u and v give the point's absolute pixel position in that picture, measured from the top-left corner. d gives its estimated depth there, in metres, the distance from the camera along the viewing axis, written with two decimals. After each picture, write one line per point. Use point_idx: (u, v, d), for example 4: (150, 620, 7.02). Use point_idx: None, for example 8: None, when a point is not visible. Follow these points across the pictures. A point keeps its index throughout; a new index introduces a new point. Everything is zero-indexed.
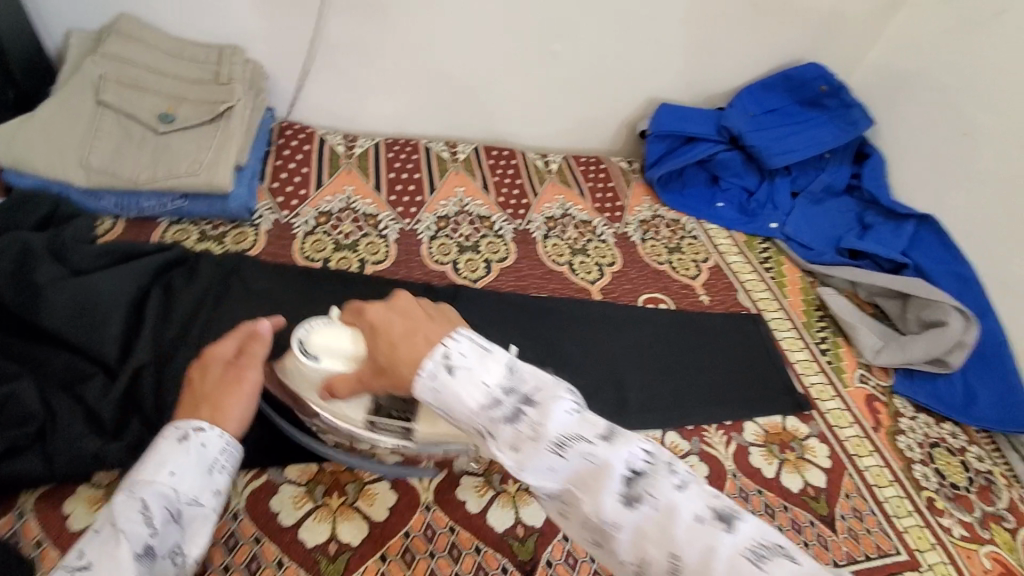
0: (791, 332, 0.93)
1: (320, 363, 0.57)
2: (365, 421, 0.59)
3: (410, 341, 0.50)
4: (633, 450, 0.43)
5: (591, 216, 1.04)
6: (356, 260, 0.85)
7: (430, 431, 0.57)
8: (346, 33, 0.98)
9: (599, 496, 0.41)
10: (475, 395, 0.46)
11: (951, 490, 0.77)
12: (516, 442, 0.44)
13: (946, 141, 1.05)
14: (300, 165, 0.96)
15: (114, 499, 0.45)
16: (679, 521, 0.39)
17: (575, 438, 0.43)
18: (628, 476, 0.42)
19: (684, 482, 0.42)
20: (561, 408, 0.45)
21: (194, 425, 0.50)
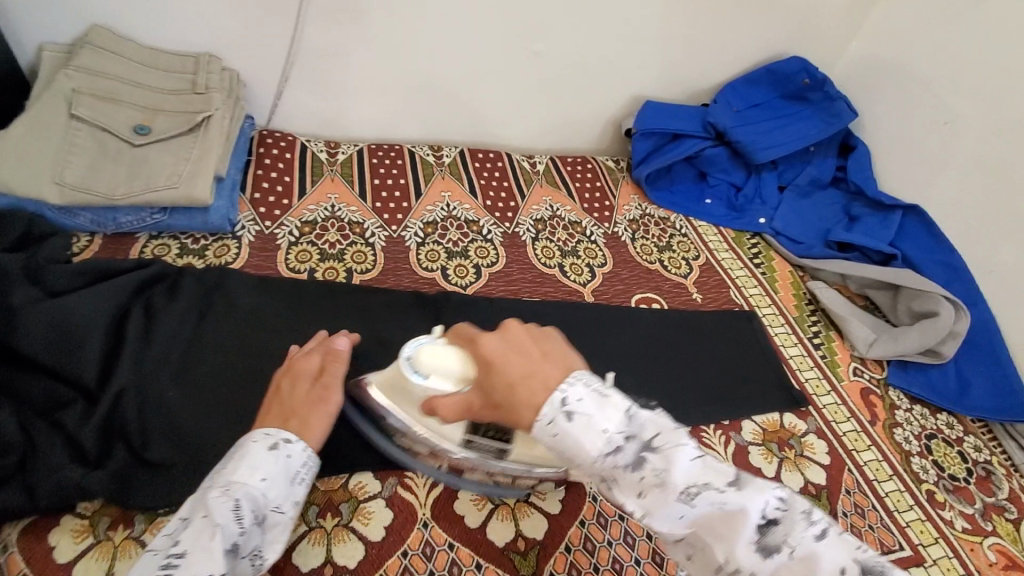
0: (784, 328, 0.92)
1: (428, 381, 0.57)
2: (462, 439, 0.60)
3: (528, 383, 0.48)
4: (767, 498, 0.42)
5: (581, 216, 1.04)
6: (342, 270, 0.83)
7: (526, 453, 0.59)
8: (324, 37, 0.97)
9: (734, 546, 0.41)
10: (597, 443, 0.45)
11: (950, 482, 0.78)
12: (642, 488, 0.43)
13: (930, 131, 1.05)
14: (282, 174, 0.94)
15: (206, 493, 0.47)
16: (821, 573, 0.39)
17: (703, 488, 0.42)
18: (762, 524, 0.41)
19: (820, 530, 0.41)
20: (686, 456, 0.44)
21: (283, 437, 0.54)
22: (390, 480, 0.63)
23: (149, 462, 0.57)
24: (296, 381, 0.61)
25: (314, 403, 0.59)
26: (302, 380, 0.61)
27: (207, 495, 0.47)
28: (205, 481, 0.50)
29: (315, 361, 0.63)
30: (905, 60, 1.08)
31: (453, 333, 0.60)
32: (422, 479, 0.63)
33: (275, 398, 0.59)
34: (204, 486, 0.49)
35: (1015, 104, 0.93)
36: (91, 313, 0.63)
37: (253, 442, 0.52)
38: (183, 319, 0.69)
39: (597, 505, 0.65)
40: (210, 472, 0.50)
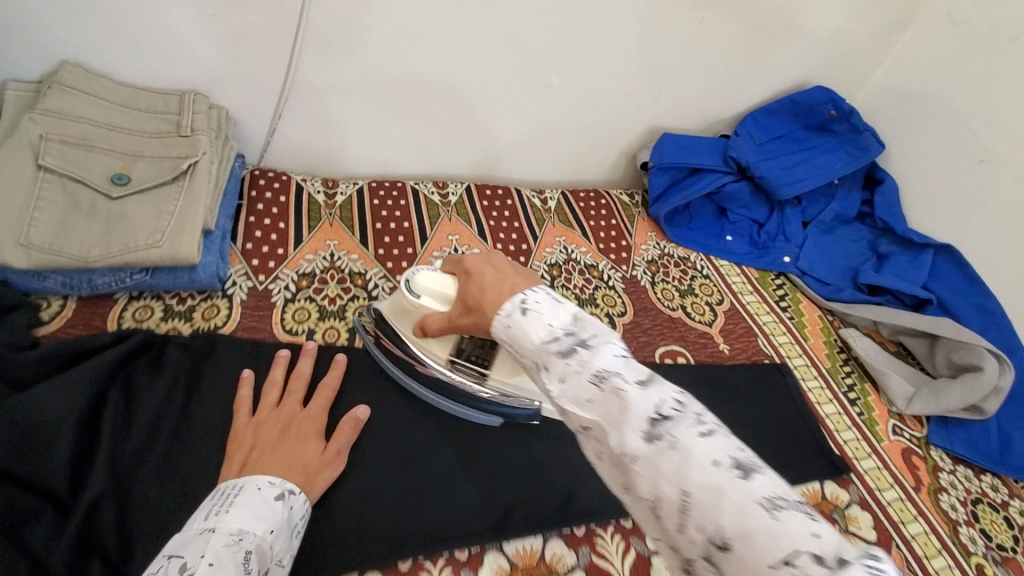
0: (818, 381, 0.87)
1: (420, 300, 0.66)
2: (447, 360, 0.70)
3: (497, 288, 0.51)
4: (665, 396, 0.39)
5: (596, 258, 0.97)
6: (344, 330, 0.76)
7: (503, 379, 0.68)
8: (323, 71, 0.90)
9: (623, 430, 0.38)
10: (538, 331, 0.45)
11: (999, 553, 0.72)
12: (563, 374, 0.42)
13: (961, 168, 1.00)
14: (276, 220, 0.86)
15: (212, 539, 0.46)
16: (695, 462, 0.35)
17: (613, 375, 0.41)
18: (654, 418, 0.38)
19: (712, 430, 0.37)
20: (613, 352, 0.43)
21: (287, 486, 0.54)
22: None
23: None
24: (303, 434, 0.61)
25: (324, 465, 0.60)
26: (311, 434, 0.62)
27: (217, 543, 0.46)
28: (202, 524, 0.48)
29: (320, 410, 0.65)
30: (935, 92, 1.03)
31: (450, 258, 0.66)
32: None
33: (283, 444, 0.59)
34: (206, 530, 0.47)
35: None
36: (59, 405, 0.55)
37: (258, 489, 0.52)
38: (168, 398, 0.62)
39: None
40: (210, 515, 0.48)
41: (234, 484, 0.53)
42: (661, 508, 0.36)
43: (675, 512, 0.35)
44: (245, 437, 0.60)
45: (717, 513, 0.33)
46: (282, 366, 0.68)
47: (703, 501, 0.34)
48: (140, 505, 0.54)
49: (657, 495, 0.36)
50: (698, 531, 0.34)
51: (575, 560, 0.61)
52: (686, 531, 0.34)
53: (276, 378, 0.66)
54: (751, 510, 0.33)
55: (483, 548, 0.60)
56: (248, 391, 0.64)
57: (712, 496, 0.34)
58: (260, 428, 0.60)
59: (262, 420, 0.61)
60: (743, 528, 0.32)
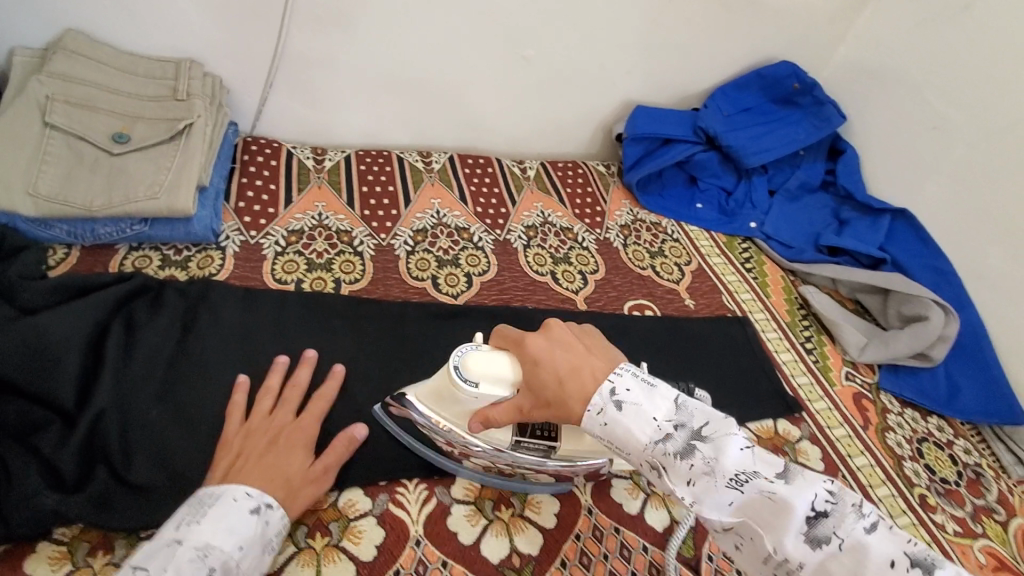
0: (777, 332, 0.92)
1: (480, 390, 0.57)
2: (512, 442, 0.61)
3: (576, 377, 0.54)
4: (815, 491, 0.45)
5: (572, 222, 1.03)
6: (331, 280, 0.81)
7: (575, 448, 0.61)
8: (311, 44, 0.95)
9: (782, 536, 0.44)
10: (646, 430, 0.50)
11: (941, 486, 0.78)
12: (692, 476, 0.48)
13: (917, 136, 1.06)
14: (267, 182, 0.92)
15: (179, 552, 0.47)
16: (869, 564, 0.41)
17: (753, 476, 0.46)
18: (811, 517, 0.44)
19: (870, 523, 0.43)
20: (735, 446, 0.48)
21: (266, 500, 0.54)
22: (380, 497, 0.61)
23: (132, 485, 0.56)
24: (292, 446, 0.60)
25: (309, 481, 0.58)
26: (301, 446, 0.60)
27: (181, 557, 0.47)
28: (173, 532, 0.49)
29: (314, 421, 0.63)
30: (893, 66, 1.09)
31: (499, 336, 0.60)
32: (414, 495, 0.62)
33: (269, 454, 0.58)
34: (174, 542, 0.48)
35: (999, 109, 0.95)
36: (66, 333, 0.61)
37: (234, 501, 0.52)
38: (165, 333, 0.67)
39: (593, 518, 0.64)
40: (183, 524, 0.50)
41: (213, 489, 0.53)
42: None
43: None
44: (234, 443, 0.59)
45: None
46: (279, 373, 0.66)
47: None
48: (140, 422, 0.60)
49: None
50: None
51: (541, 480, 0.66)
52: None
53: (272, 386, 0.65)
54: None
55: (456, 469, 0.65)
56: (242, 398, 0.63)
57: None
58: (249, 437, 0.59)
59: (254, 428, 0.61)
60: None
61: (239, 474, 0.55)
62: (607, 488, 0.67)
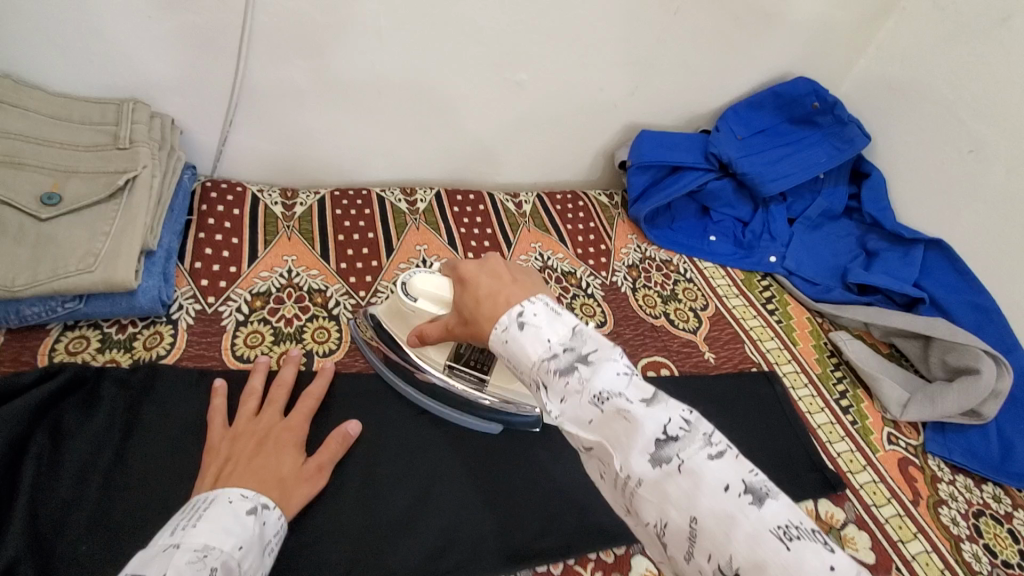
0: (808, 389, 0.82)
1: (417, 304, 0.64)
2: (445, 365, 0.68)
3: (491, 299, 0.52)
4: (671, 417, 0.42)
5: (574, 264, 0.93)
6: (301, 354, 0.71)
7: (503, 385, 0.67)
8: (274, 75, 0.84)
9: (629, 455, 0.41)
10: (537, 349, 0.46)
11: (1006, 572, 0.68)
12: (564, 394, 0.44)
13: (949, 159, 0.96)
14: (229, 236, 0.81)
15: (178, 555, 0.41)
16: (704, 488, 0.38)
17: (616, 395, 0.43)
18: (661, 440, 0.41)
19: (719, 452, 0.40)
20: (614, 370, 0.44)
21: (261, 501, 0.51)
22: None
23: None
24: (280, 445, 0.58)
25: (301, 478, 0.57)
26: (291, 445, 0.59)
27: (180, 560, 0.41)
28: (165, 539, 0.43)
29: (302, 421, 0.62)
30: (921, 80, 0.99)
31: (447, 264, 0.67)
32: None
33: (259, 456, 0.55)
34: (169, 547, 0.42)
35: None
36: None
37: (230, 502, 0.48)
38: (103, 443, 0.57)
39: None
40: (176, 530, 0.44)
41: (202, 498, 0.49)
42: (666, 532, 0.39)
43: (682, 535, 0.38)
44: (219, 449, 0.57)
45: (728, 541, 0.36)
46: (262, 373, 0.65)
47: (710, 526, 0.37)
48: (66, 567, 0.49)
49: (664, 518, 0.39)
50: (704, 556, 0.37)
51: None
52: (694, 556, 0.37)
53: (256, 387, 0.63)
54: (764, 537, 0.35)
55: None
56: (223, 401, 0.62)
57: (720, 523, 0.37)
58: (236, 441, 0.57)
59: (239, 431, 0.58)
60: (752, 558, 0.35)
61: (231, 479, 0.52)
62: None
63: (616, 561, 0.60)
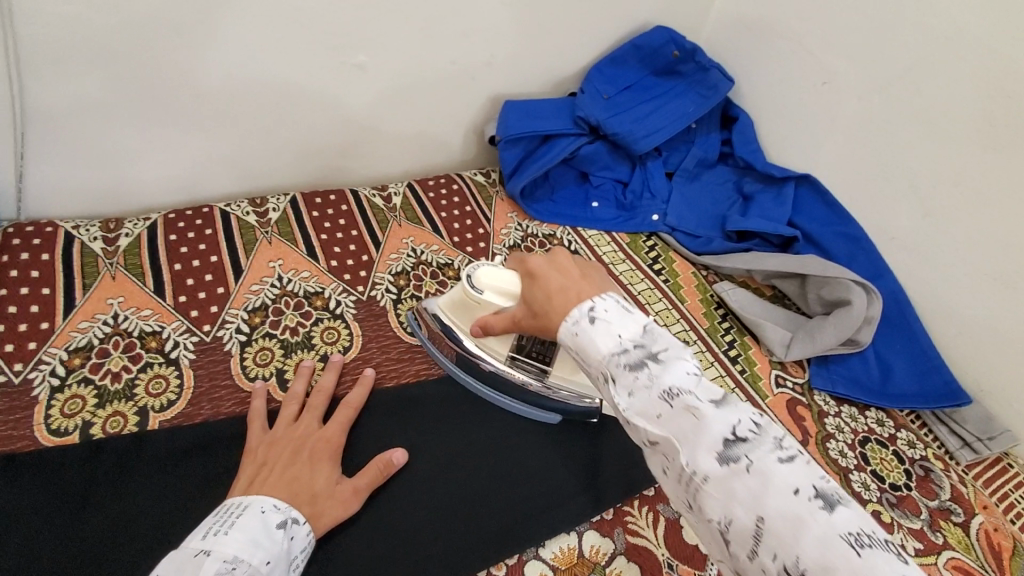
0: (698, 346, 0.82)
1: (483, 296, 0.64)
2: (507, 356, 0.68)
3: (565, 294, 0.51)
4: (740, 417, 0.39)
5: (451, 255, 0.87)
6: (132, 413, 0.62)
7: (565, 376, 0.66)
8: (62, 96, 0.72)
9: (696, 449, 0.37)
10: (608, 343, 0.44)
11: (892, 494, 0.70)
12: (633, 387, 0.42)
13: (807, 92, 0.96)
14: (37, 286, 0.70)
15: (206, 564, 0.45)
16: (775, 488, 0.35)
17: (686, 391, 0.40)
18: (729, 439, 0.37)
19: (791, 455, 0.36)
20: (685, 368, 0.42)
21: (292, 514, 0.53)
22: None
23: None
24: (317, 457, 0.59)
25: (333, 495, 0.57)
26: (326, 458, 0.60)
27: (209, 570, 0.45)
28: (199, 543, 0.48)
29: (338, 431, 0.63)
30: (773, 17, 0.98)
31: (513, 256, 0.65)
32: None
33: (293, 465, 0.58)
34: (201, 553, 0.46)
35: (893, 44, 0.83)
36: None
37: (263, 513, 0.51)
38: None
39: None
40: (209, 535, 0.48)
41: (239, 502, 0.53)
42: (731, 530, 0.35)
43: (747, 535, 0.35)
44: (257, 453, 0.59)
45: (798, 543, 0.33)
46: (303, 379, 0.67)
47: (780, 529, 0.33)
48: None
49: (729, 516, 0.35)
50: (769, 555, 0.33)
51: None
52: (758, 555, 0.34)
53: (297, 392, 0.66)
54: (835, 542, 0.32)
55: None
56: (262, 403, 0.64)
57: (791, 524, 0.33)
58: (273, 447, 0.60)
59: (278, 438, 0.61)
60: (821, 561, 0.32)
61: (266, 486, 0.55)
62: None
63: (507, 573, 0.57)
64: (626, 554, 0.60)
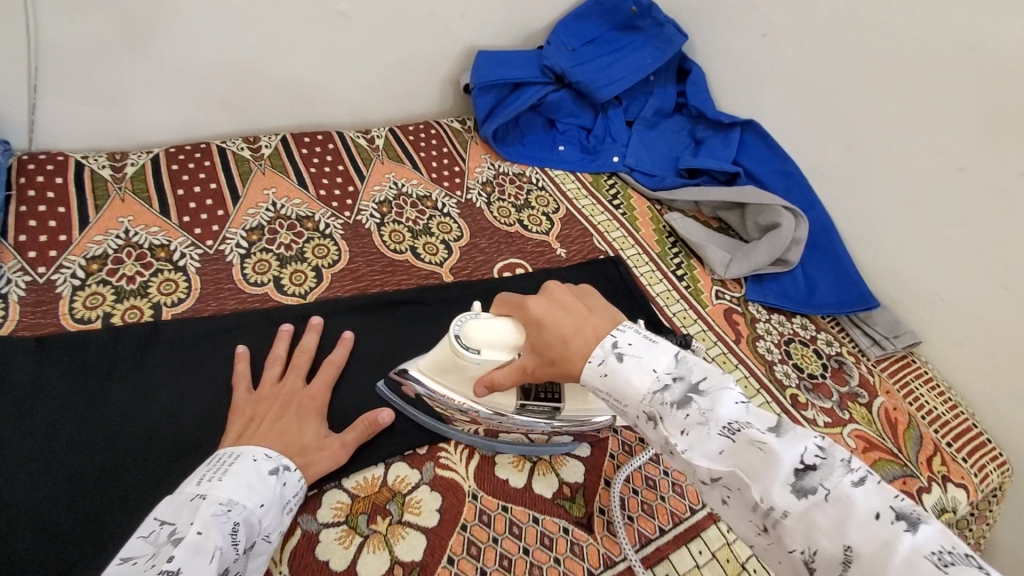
0: (649, 266, 0.93)
1: (483, 355, 0.60)
2: (517, 406, 0.62)
3: (580, 334, 0.53)
4: (805, 446, 0.43)
5: (429, 189, 0.96)
6: (148, 307, 0.71)
7: (577, 409, 0.63)
8: (71, 32, 0.79)
9: (770, 484, 0.42)
10: (646, 380, 0.49)
11: (809, 382, 0.82)
12: (686, 426, 0.46)
13: (751, 44, 1.06)
14: (53, 205, 0.77)
15: (203, 506, 0.48)
16: (855, 515, 0.39)
17: (744, 426, 0.45)
18: (799, 469, 0.42)
19: (861, 478, 0.41)
20: (731, 398, 0.47)
21: (283, 463, 0.56)
22: None
23: None
24: (303, 414, 0.62)
25: (324, 448, 0.60)
26: (312, 416, 0.63)
27: (207, 511, 0.48)
28: (195, 489, 0.50)
29: (324, 390, 0.66)
30: None
31: (500, 305, 0.62)
32: None
33: (282, 420, 0.61)
34: (197, 497, 0.49)
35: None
36: None
37: (255, 461, 0.54)
38: None
39: (478, 504, 0.61)
40: (204, 481, 0.51)
41: (230, 452, 0.55)
42: (817, 559, 0.39)
43: (834, 563, 0.39)
44: (245, 409, 0.62)
45: (887, 565, 0.36)
46: (285, 341, 0.70)
47: (868, 556, 0.37)
48: None
49: (813, 546, 0.40)
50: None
51: (419, 479, 0.62)
52: None
53: (279, 354, 0.68)
54: (921, 563, 0.36)
55: (320, 491, 0.60)
56: (246, 366, 0.67)
57: (878, 549, 0.37)
58: (260, 403, 0.63)
59: (264, 396, 0.64)
60: None
61: (256, 436, 0.58)
62: (491, 468, 0.65)
63: None
64: None
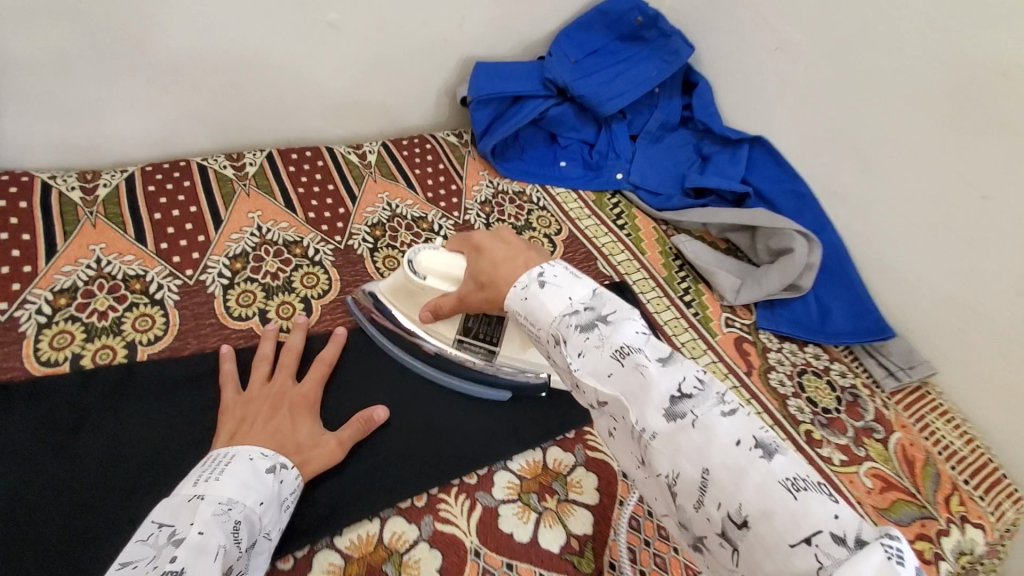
0: (655, 292, 0.89)
1: (426, 281, 0.70)
2: (455, 339, 0.71)
3: (509, 262, 0.57)
4: (684, 375, 0.42)
5: (425, 209, 0.91)
6: (121, 347, 0.66)
7: (512, 356, 0.70)
8: (32, 43, 0.73)
9: (645, 407, 0.41)
10: (559, 306, 0.49)
11: (824, 417, 0.78)
12: (584, 348, 0.46)
13: (760, 58, 1.02)
14: (18, 233, 0.71)
15: (200, 506, 0.48)
16: (718, 442, 0.38)
17: (634, 350, 0.44)
18: (674, 397, 0.41)
19: (732, 410, 0.40)
20: (632, 329, 0.46)
21: (280, 460, 0.55)
22: None
23: None
24: (297, 411, 0.62)
25: (318, 446, 0.59)
26: (305, 414, 0.62)
27: (206, 511, 0.47)
28: (191, 490, 0.49)
29: (314, 387, 0.65)
30: None
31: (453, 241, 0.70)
32: None
33: (274, 418, 0.60)
34: (195, 498, 0.49)
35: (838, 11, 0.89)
36: None
37: (251, 459, 0.53)
38: None
39: (481, 561, 0.57)
40: (200, 481, 0.50)
41: (225, 452, 0.54)
42: (678, 483, 0.38)
43: (693, 487, 0.38)
44: (235, 410, 0.61)
45: (738, 490, 0.36)
46: (270, 341, 0.69)
47: (722, 479, 0.37)
48: None
49: (677, 470, 0.38)
50: (714, 503, 0.37)
51: (417, 534, 0.58)
52: (704, 505, 0.37)
53: (266, 353, 0.67)
54: (774, 488, 0.35)
55: (310, 551, 0.56)
56: (232, 365, 0.65)
57: (732, 474, 0.36)
58: (250, 404, 0.61)
59: (253, 396, 0.62)
60: (760, 504, 0.35)
61: (247, 436, 0.57)
62: (494, 519, 0.60)
63: (479, 481, 0.63)
64: (586, 466, 0.66)
